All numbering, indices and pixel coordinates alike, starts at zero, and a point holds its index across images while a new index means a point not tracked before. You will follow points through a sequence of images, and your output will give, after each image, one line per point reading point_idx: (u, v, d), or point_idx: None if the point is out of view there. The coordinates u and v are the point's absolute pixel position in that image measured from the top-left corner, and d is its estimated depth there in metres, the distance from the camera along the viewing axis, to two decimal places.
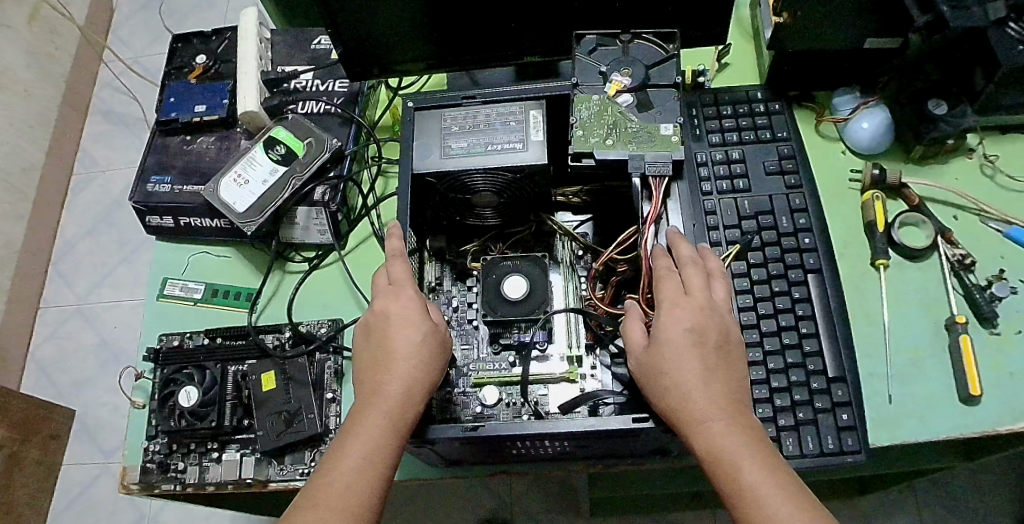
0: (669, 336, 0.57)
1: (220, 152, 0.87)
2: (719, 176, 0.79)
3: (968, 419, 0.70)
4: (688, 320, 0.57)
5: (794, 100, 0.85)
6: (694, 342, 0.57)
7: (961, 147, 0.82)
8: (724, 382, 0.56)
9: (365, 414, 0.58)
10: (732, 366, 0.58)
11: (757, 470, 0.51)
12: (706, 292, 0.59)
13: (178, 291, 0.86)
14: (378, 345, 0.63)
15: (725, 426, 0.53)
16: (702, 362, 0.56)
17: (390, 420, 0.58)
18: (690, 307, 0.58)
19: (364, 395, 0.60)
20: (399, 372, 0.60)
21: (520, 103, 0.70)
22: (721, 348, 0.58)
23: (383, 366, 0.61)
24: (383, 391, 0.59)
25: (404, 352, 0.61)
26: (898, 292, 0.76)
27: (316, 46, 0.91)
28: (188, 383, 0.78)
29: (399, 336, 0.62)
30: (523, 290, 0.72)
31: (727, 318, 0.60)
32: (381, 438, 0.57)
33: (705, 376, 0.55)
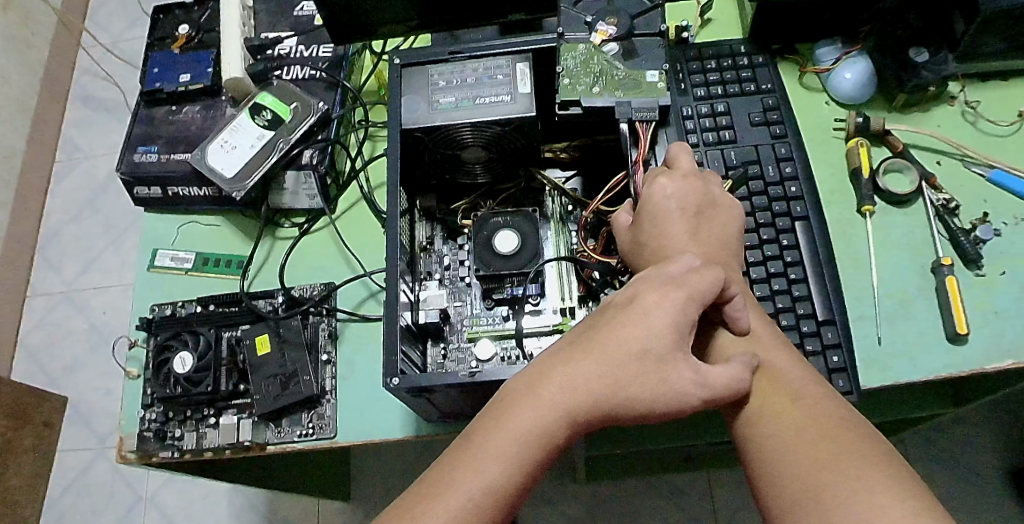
0: (655, 205, 0.61)
1: (206, 121, 0.86)
2: (704, 128, 0.78)
3: (955, 358, 0.72)
4: (674, 188, 0.61)
5: (777, 54, 0.85)
6: (681, 208, 0.60)
7: (943, 93, 0.83)
8: (704, 234, 0.60)
9: (497, 416, 0.46)
10: (717, 225, 0.61)
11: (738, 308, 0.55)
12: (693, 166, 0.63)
13: (169, 262, 0.86)
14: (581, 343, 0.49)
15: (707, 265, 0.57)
16: (688, 222, 0.60)
17: (523, 442, 0.44)
18: (675, 177, 0.62)
19: (522, 380, 0.48)
20: (607, 378, 0.46)
21: (508, 57, 0.70)
22: (710, 213, 0.62)
23: (578, 364, 0.47)
24: (575, 388, 0.46)
25: (615, 359, 0.47)
26: (885, 236, 0.77)
27: (299, 13, 0.90)
28: (183, 349, 0.78)
29: (627, 339, 0.47)
30: (514, 244, 0.73)
31: (715, 190, 0.63)
32: (511, 462, 0.44)
33: (691, 242, 0.59)
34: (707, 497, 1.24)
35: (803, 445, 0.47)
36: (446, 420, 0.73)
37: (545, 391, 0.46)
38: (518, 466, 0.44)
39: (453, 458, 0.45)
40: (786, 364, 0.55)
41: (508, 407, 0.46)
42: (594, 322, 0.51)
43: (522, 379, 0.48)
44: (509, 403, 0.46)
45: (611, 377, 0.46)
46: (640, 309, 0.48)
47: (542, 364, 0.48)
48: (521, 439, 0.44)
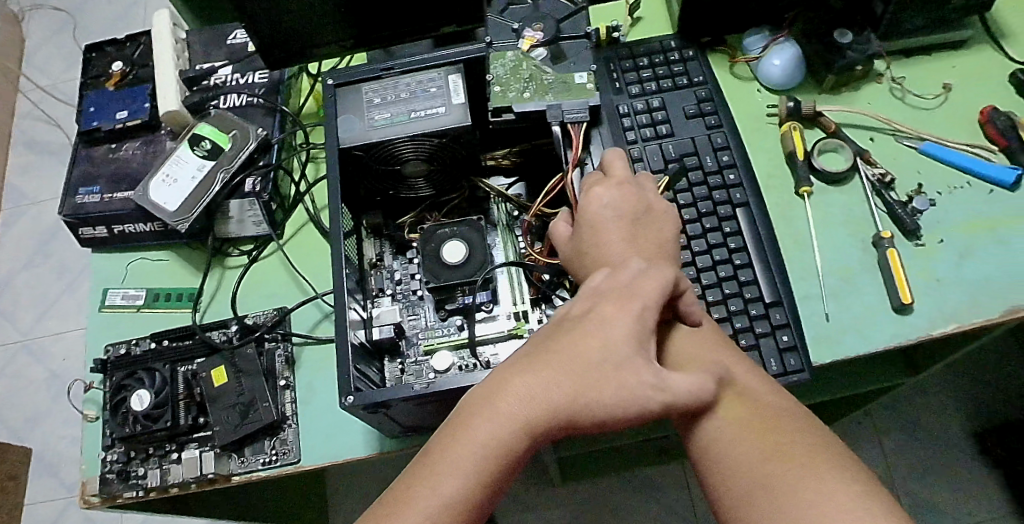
0: (592, 216, 0.60)
1: (147, 157, 0.86)
2: (641, 124, 0.80)
3: (902, 327, 0.74)
4: (609, 196, 0.61)
5: (707, 46, 0.87)
6: (618, 218, 0.59)
7: (870, 72, 0.85)
8: (646, 242, 0.58)
9: (457, 437, 0.45)
10: (658, 230, 0.60)
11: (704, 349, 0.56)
12: (626, 171, 0.63)
13: (120, 300, 0.85)
14: (543, 361, 0.47)
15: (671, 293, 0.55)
16: (626, 231, 0.58)
17: (483, 464, 0.43)
18: (610, 187, 0.61)
19: (482, 397, 0.46)
20: (573, 399, 0.45)
21: (439, 69, 0.71)
22: (650, 221, 0.60)
23: (543, 382, 0.46)
24: (533, 400, 0.45)
25: (577, 380, 0.45)
26: (825, 215, 0.79)
27: (231, 42, 0.90)
28: (140, 386, 0.77)
29: (590, 358, 0.46)
30: (462, 254, 0.73)
31: (650, 197, 0.62)
32: (469, 486, 0.43)
33: (629, 247, 0.58)
34: (685, 488, 1.26)
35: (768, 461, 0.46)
36: (409, 433, 0.73)
37: (507, 411, 0.45)
38: (476, 487, 0.43)
39: (410, 480, 0.44)
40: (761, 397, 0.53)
41: (468, 429, 0.45)
42: (552, 335, 0.49)
43: (479, 393, 0.47)
44: (469, 420, 0.45)
45: (572, 388, 0.45)
46: (596, 315, 0.49)
47: (499, 379, 0.47)
48: (480, 459, 0.44)
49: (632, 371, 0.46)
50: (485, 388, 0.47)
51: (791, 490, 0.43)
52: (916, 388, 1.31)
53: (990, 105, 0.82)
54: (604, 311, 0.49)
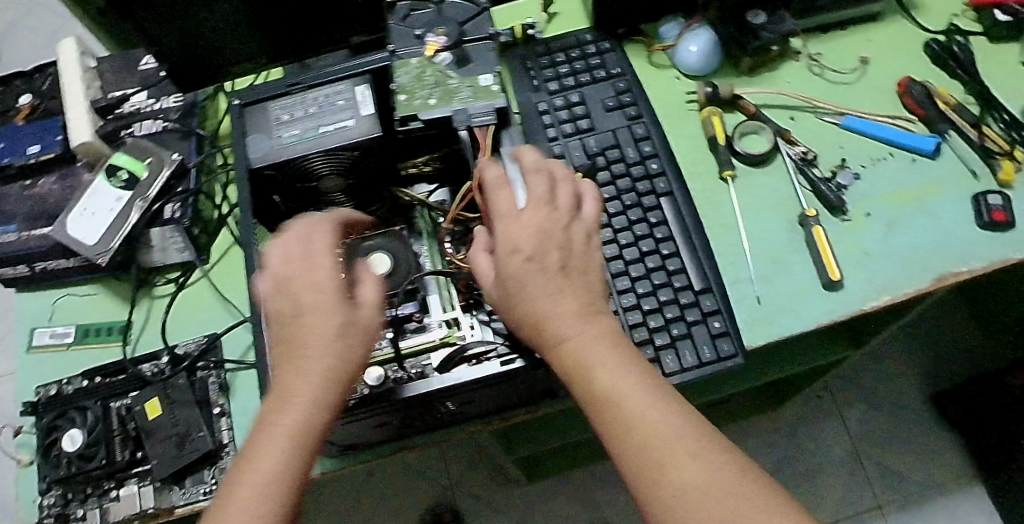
0: (515, 265, 0.50)
1: (64, 191, 0.84)
2: (561, 120, 0.80)
3: (834, 304, 0.74)
4: (530, 228, 0.52)
5: (623, 37, 0.87)
6: (542, 266, 0.50)
7: (787, 51, 0.86)
8: (573, 287, 0.50)
9: (255, 442, 0.45)
10: (587, 273, 0.52)
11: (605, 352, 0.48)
12: (552, 200, 0.54)
13: (47, 339, 0.83)
14: (285, 332, 0.48)
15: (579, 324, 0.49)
16: (551, 272, 0.50)
17: (286, 449, 0.44)
18: (530, 219, 0.52)
19: (268, 401, 0.46)
20: (330, 357, 0.46)
21: (346, 81, 0.70)
22: (577, 256, 0.52)
23: (293, 352, 0.47)
24: (308, 378, 0.46)
25: (324, 336, 0.46)
26: (750, 197, 0.79)
27: (145, 67, 0.87)
28: (72, 426, 0.76)
29: (323, 313, 0.47)
30: (387, 266, 0.72)
31: (568, 223, 0.54)
32: (281, 474, 0.43)
33: (566, 293, 0.50)
34: None
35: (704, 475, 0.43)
36: (349, 451, 0.72)
37: (285, 395, 0.45)
38: (288, 471, 0.43)
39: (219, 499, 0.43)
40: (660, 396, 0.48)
41: (263, 429, 0.45)
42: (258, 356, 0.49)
43: (268, 410, 0.46)
44: (265, 439, 0.44)
45: (331, 347, 0.46)
46: (301, 270, 0.49)
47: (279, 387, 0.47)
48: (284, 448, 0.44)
49: (350, 309, 0.48)
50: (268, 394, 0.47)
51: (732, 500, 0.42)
52: (867, 355, 1.34)
53: (907, 75, 0.83)
54: (278, 274, 0.49)
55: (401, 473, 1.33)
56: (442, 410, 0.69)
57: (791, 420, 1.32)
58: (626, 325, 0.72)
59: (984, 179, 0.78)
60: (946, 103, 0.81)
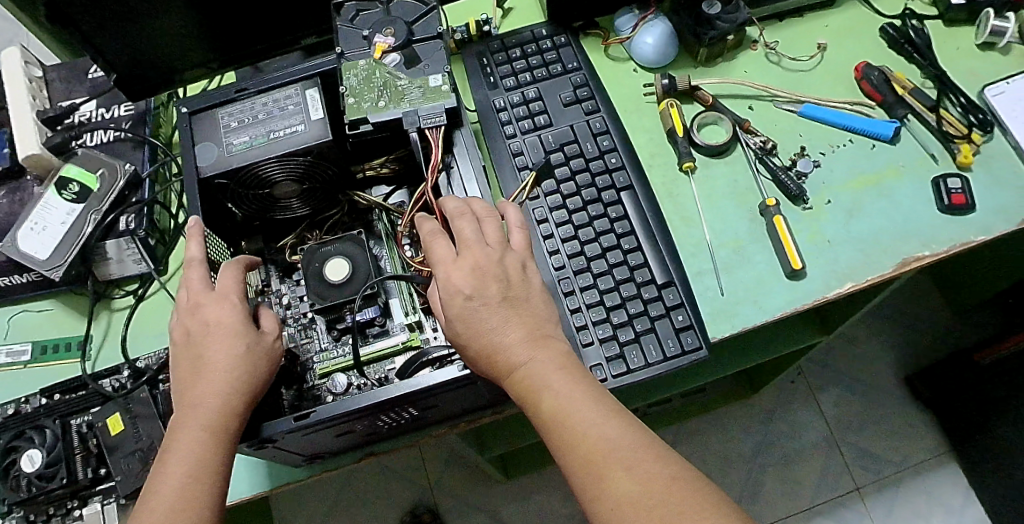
0: (461, 306, 0.61)
1: (12, 206, 0.81)
2: (519, 117, 0.79)
3: (796, 293, 0.74)
4: (467, 270, 0.62)
5: (579, 30, 0.86)
6: (487, 304, 0.61)
7: (745, 40, 0.85)
8: (520, 317, 0.62)
9: (173, 442, 0.56)
10: (527, 305, 0.64)
11: (556, 374, 0.59)
12: (479, 239, 0.64)
13: (3, 358, 0.81)
14: (194, 355, 0.59)
15: (530, 354, 0.60)
16: (501, 309, 0.62)
17: (201, 442, 0.55)
18: (463, 264, 0.63)
19: (180, 410, 0.57)
20: (234, 374, 0.57)
21: (296, 85, 0.69)
22: (518, 295, 0.63)
23: (202, 373, 0.57)
24: (215, 389, 0.56)
25: (225, 361, 0.57)
26: (711, 189, 0.79)
27: (93, 75, 0.86)
28: (30, 446, 0.74)
29: (229, 342, 0.58)
30: (344, 272, 0.72)
31: (508, 263, 0.64)
32: (200, 454, 0.54)
33: (514, 324, 0.61)
34: None
35: (643, 481, 0.52)
36: (316, 460, 0.72)
37: (197, 402, 0.56)
38: (207, 453, 0.55)
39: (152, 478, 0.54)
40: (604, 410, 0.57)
41: (181, 427, 0.56)
42: (178, 374, 0.59)
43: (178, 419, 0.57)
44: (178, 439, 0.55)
45: (238, 365, 0.57)
46: (212, 307, 0.60)
47: (187, 400, 0.57)
48: (197, 440, 0.55)
49: (257, 335, 0.60)
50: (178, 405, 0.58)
51: (665, 496, 0.51)
52: (840, 339, 1.35)
53: (864, 61, 0.83)
54: (204, 308, 0.60)
55: (380, 475, 1.33)
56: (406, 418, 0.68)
57: (767, 407, 1.33)
58: (589, 322, 0.72)
59: (943, 162, 0.78)
60: (904, 88, 0.81)
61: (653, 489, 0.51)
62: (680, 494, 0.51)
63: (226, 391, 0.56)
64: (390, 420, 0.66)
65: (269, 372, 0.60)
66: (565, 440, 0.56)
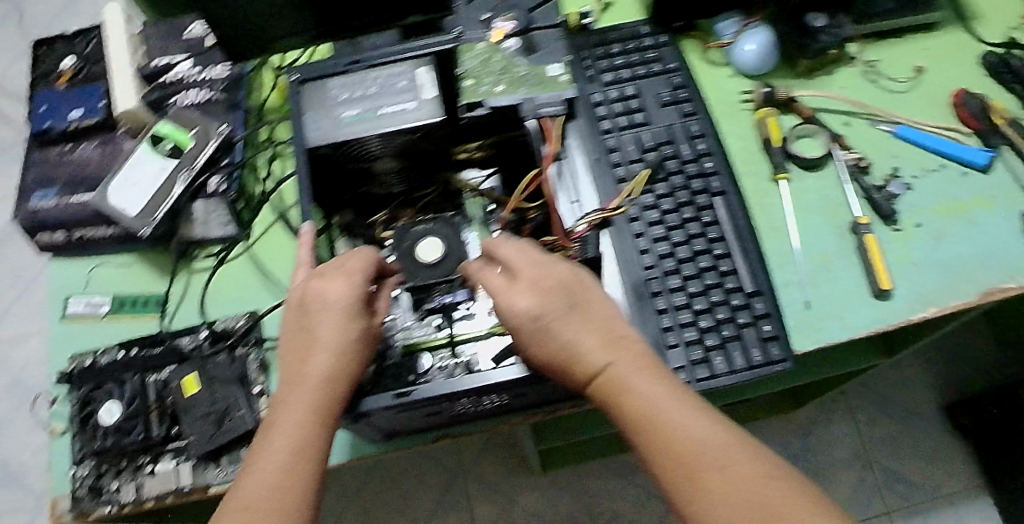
0: (533, 328, 0.56)
1: (105, 158, 0.82)
2: (616, 113, 0.80)
3: (881, 312, 0.74)
4: (531, 298, 0.57)
5: (678, 31, 0.86)
6: (558, 316, 0.56)
7: (843, 56, 0.85)
8: (592, 318, 0.57)
9: (277, 420, 0.55)
10: (599, 305, 0.58)
11: (633, 372, 0.54)
12: (532, 264, 0.58)
13: (83, 308, 0.81)
14: (303, 329, 0.58)
15: (606, 355, 0.55)
16: (575, 314, 0.57)
17: (304, 424, 0.54)
18: (527, 289, 0.57)
19: (285, 389, 0.57)
20: (341, 356, 0.57)
21: (407, 63, 0.69)
22: (586, 300, 0.58)
23: (311, 354, 0.57)
24: (326, 368, 0.56)
25: (337, 341, 0.57)
26: (803, 201, 0.79)
27: (190, 35, 0.85)
28: (109, 399, 0.75)
29: (340, 323, 0.57)
30: (439, 252, 0.73)
31: (565, 271, 0.59)
32: (303, 432, 0.53)
33: (585, 331, 0.56)
34: None
35: (742, 483, 0.46)
36: (391, 438, 0.71)
37: (304, 383, 0.56)
38: (311, 436, 0.54)
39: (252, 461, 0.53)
40: (688, 406, 0.52)
41: (286, 407, 0.55)
42: (287, 347, 0.58)
43: (282, 394, 0.56)
44: (281, 417, 0.55)
45: (349, 345, 0.57)
46: (321, 284, 0.59)
47: (295, 376, 0.56)
48: (302, 421, 0.54)
49: (368, 318, 0.60)
50: (282, 384, 0.57)
51: (767, 498, 0.45)
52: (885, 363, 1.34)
53: (962, 87, 0.83)
54: (321, 284, 0.58)
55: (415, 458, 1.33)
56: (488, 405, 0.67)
57: (806, 424, 1.32)
58: (676, 324, 0.72)
59: None
60: (1001, 118, 0.80)
61: (753, 491, 0.46)
62: (787, 499, 0.45)
63: (332, 373, 0.56)
64: (474, 405, 0.65)
65: (370, 355, 0.60)
66: (654, 448, 0.50)
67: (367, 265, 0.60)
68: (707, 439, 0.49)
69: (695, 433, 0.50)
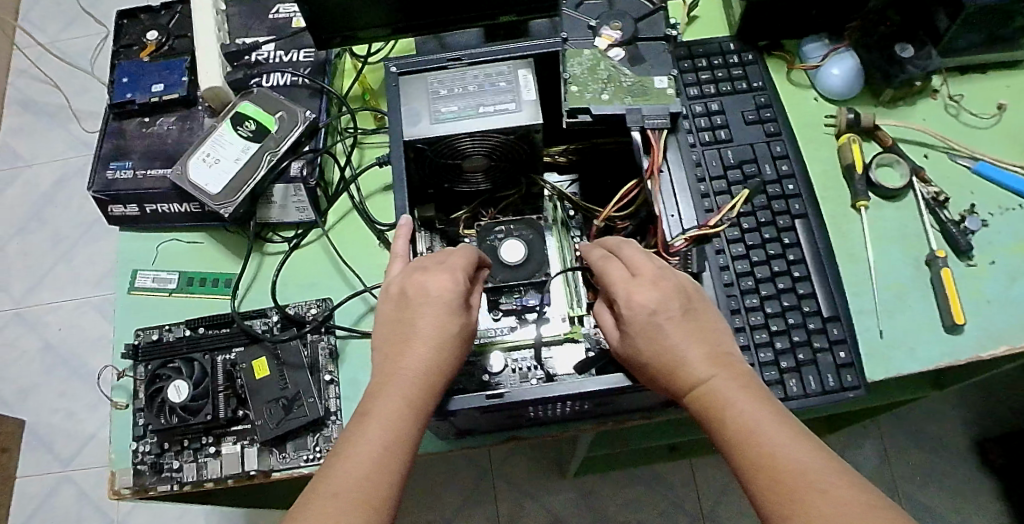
0: (645, 323, 0.56)
1: (183, 134, 0.82)
2: (700, 128, 0.80)
3: (951, 346, 0.74)
4: (647, 300, 0.56)
5: (765, 50, 0.87)
6: (670, 320, 0.56)
7: (926, 87, 0.85)
8: (700, 332, 0.57)
9: (371, 407, 0.54)
10: (708, 321, 0.58)
11: (735, 388, 0.53)
12: (648, 267, 0.59)
13: (150, 283, 0.81)
14: (403, 319, 0.58)
15: (712, 369, 0.54)
16: (685, 324, 0.56)
17: (400, 413, 0.53)
18: (641, 290, 0.57)
19: (380, 379, 0.56)
20: (439, 349, 0.56)
21: (508, 63, 0.68)
22: (696, 311, 0.58)
23: (410, 344, 0.56)
24: (424, 360, 0.56)
25: (436, 334, 0.56)
26: (879, 229, 0.79)
27: (275, 15, 0.86)
28: (177, 377, 0.73)
29: (443, 318, 0.57)
30: (521, 254, 0.71)
31: (683, 278, 0.59)
32: (398, 421, 0.52)
33: (692, 341, 0.56)
34: (690, 482, 1.29)
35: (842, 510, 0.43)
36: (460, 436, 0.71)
37: (402, 373, 0.55)
38: (407, 429, 0.52)
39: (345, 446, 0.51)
40: (789, 430, 0.50)
41: (381, 396, 0.54)
42: (386, 335, 0.58)
43: (378, 382, 0.56)
44: (375, 404, 0.53)
45: (449, 340, 0.57)
46: (424, 276, 0.59)
47: (392, 365, 0.56)
48: (400, 412, 0.53)
49: (466, 315, 0.59)
50: (378, 374, 0.56)
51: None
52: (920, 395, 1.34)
53: None
54: (426, 276, 0.59)
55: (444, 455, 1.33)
56: (563, 411, 0.67)
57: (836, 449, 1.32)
58: (751, 343, 0.72)
59: None
60: None
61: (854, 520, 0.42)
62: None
63: (431, 368, 0.56)
64: (550, 410, 0.65)
65: (464, 356, 0.59)
66: (749, 464, 0.49)
67: (467, 262, 0.61)
68: (805, 460, 0.47)
69: (796, 455, 0.47)
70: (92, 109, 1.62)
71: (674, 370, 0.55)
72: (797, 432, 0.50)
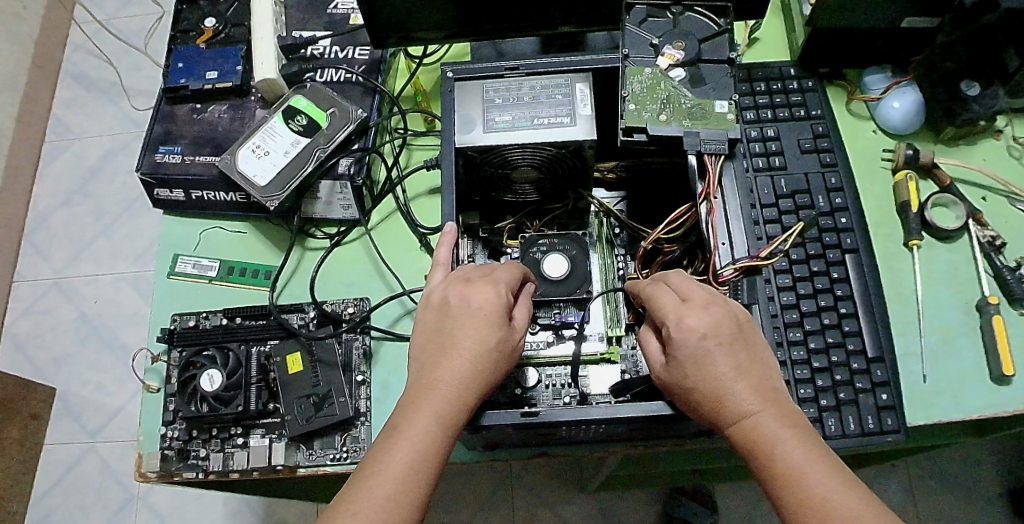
0: (694, 349, 0.55)
1: (233, 122, 0.83)
2: (754, 153, 0.79)
3: (999, 398, 0.71)
4: (698, 326, 0.55)
5: (826, 77, 0.85)
6: (720, 347, 0.55)
7: (990, 127, 0.83)
8: (749, 365, 0.55)
9: (406, 415, 0.53)
10: (758, 353, 0.56)
11: (781, 424, 0.52)
12: (700, 293, 0.57)
13: (191, 269, 0.81)
14: (443, 330, 0.57)
15: (758, 403, 0.53)
16: (734, 356, 0.55)
17: (434, 423, 0.52)
18: (693, 315, 0.56)
19: (415, 386, 0.55)
20: (478, 363, 0.55)
21: (566, 76, 0.68)
22: (747, 341, 0.56)
23: (448, 355, 0.55)
24: (461, 372, 0.55)
25: (475, 346, 0.56)
26: (930, 270, 0.77)
27: (333, 11, 0.87)
28: (211, 366, 0.73)
29: (483, 330, 0.56)
30: (564, 269, 0.70)
31: (734, 305, 0.58)
32: (431, 433, 0.51)
33: (741, 373, 0.54)
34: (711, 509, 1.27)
35: None
36: (488, 449, 0.71)
37: (437, 384, 0.54)
38: (435, 439, 0.51)
39: (376, 449, 0.51)
40: (836, 473, 0.48)
41: (416, 403, 0.53)
42: (425, 344, 0.58)
43: (416, 389, 0.55)
44: (411, 411, 0.53)
45: (488, 354, 0.56)
46: (467, 288, 0.58)
47: (429, 374, 0.55)
48: (431, 423, 0.52)
49: (509, 331, 0.58)
50: (414, 381, 0.56)
51: None
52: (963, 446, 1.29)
53: None
54: (469, 289, 0.58)
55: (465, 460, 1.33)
56: (596, 432, 0.66)
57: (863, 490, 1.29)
58: (792, 378, 0.70)
59: None
60: None
61: None
62: None
63: (467, 380, 0.55)
64: (584, 430, 0.64)
65: (504, 371, 0.58)
66: (791, 507, 0.48)
67: (511, 277, 0.60)
68: (850, 507, 0.46)
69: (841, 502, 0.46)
70: (142, 87, 1.64)
71: (720, 401, 0.53)
72: (844, 476, 0.48)
